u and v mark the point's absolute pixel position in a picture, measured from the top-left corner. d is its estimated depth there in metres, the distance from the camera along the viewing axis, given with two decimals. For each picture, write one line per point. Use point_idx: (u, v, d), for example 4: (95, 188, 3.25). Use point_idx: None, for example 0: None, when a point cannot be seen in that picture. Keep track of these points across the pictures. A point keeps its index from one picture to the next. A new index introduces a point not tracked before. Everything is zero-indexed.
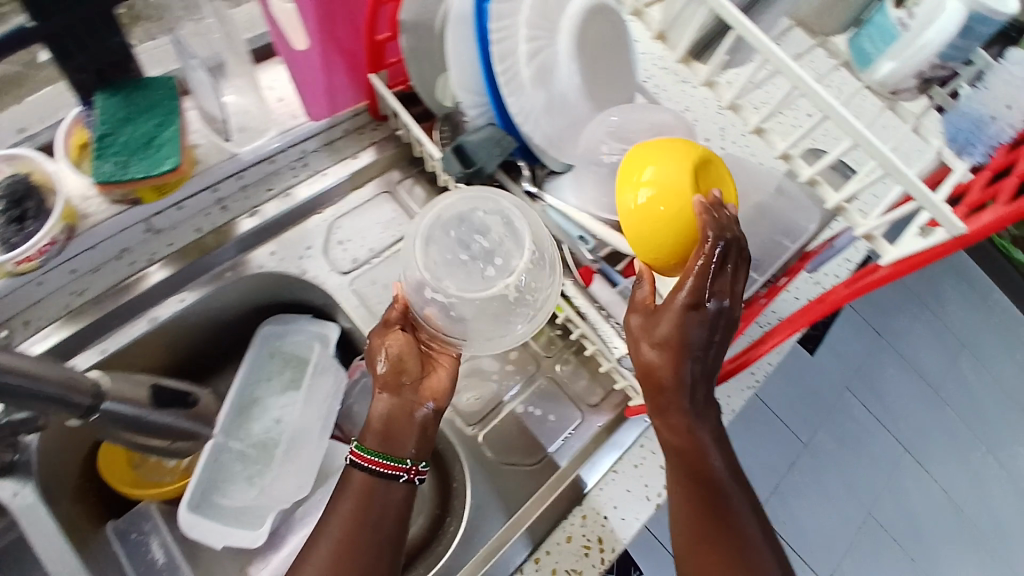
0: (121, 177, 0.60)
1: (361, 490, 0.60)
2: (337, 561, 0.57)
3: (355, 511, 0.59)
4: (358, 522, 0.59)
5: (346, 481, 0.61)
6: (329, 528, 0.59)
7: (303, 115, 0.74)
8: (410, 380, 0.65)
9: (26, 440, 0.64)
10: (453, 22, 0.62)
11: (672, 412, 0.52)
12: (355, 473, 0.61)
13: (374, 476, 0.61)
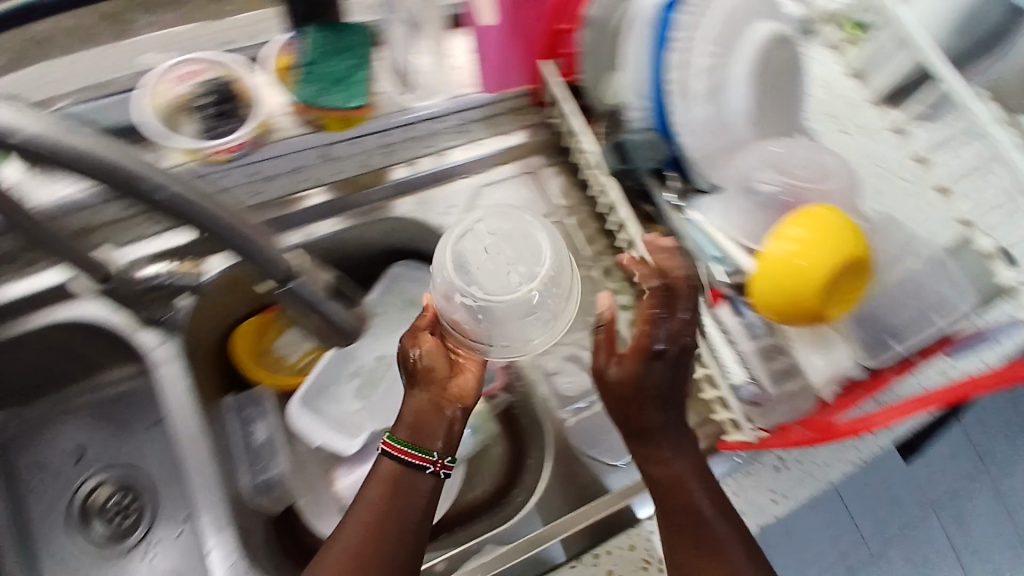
0: (316, 101, 0.65)
1: (390, 480, 0.55)
2: (362, 548, 0.53)
3: (381, 502, 0.54)
4: (388, 511, 0.54)
5: (374, 474, 0.56)
6: (351, 526, 0.54)
7: (475, 87, 0.78)
8: (441, 375, 0.59)
9: (181, 302, 0.70)
10: (638, 27, 0.65)
11: (674, 473, 0.57)
12: (386, 463, 0.55)
13: (401, 465, 0.55)
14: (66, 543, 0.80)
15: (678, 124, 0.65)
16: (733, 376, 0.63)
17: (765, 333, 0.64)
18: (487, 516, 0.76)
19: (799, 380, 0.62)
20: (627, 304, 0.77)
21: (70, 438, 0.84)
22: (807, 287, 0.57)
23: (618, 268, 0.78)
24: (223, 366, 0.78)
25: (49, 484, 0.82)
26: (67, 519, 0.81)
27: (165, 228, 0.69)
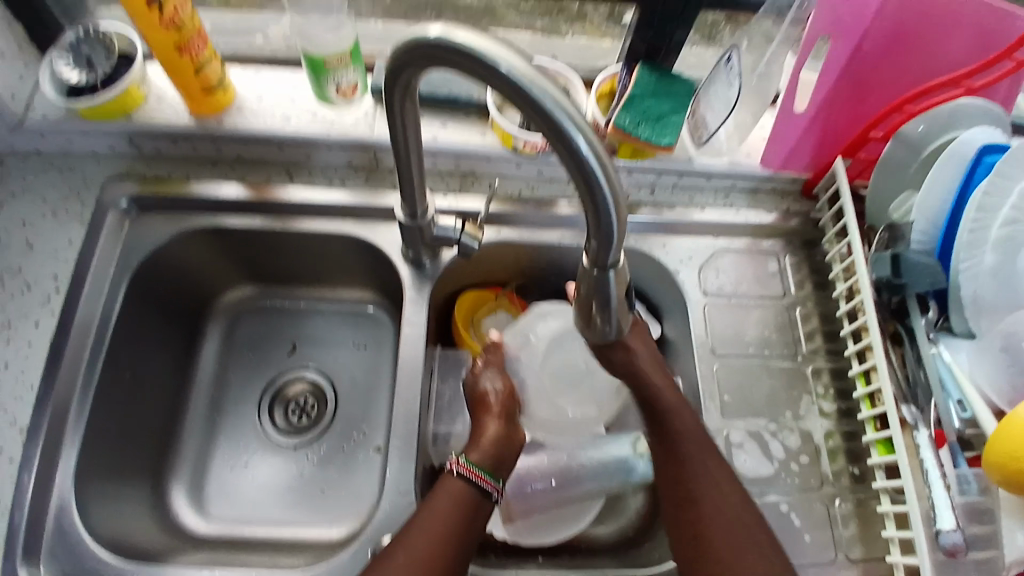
0: (632, 130, 0.74)
1: (457, 498, 0.62)
2: (429, 550, 0.58)
3: (448, 511, 0.61)
4: (450, 529, 0.60)
5: (442, 487, 0.63)
6: (416, 531, 0.59)
7: (757, 160, 0.83)
8: (513, 413, 0.72)
9: (443, 255, 0.82)
10: (947, 158, 0.66)
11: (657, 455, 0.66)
12: (457, 481, 0.63)
13: (466, 483, 0.63)
14: (255, 418, 0.88)
15: (960, 260, 0.64)
16: (940, 521, 0.60)
17: (978, 492, 0.61)
18: (614, 556, 0.78)
19: (992, 551, 0.60)
20: (828, 411, 0.76)
21: (291, 329, 0.93)
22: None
23: (828, 374, 0.78)
24: (440, 319, 0.87)
25: (269, 356, 0.92)
26: (263, 398, 0.90)
27: (456, 192, 0.82)
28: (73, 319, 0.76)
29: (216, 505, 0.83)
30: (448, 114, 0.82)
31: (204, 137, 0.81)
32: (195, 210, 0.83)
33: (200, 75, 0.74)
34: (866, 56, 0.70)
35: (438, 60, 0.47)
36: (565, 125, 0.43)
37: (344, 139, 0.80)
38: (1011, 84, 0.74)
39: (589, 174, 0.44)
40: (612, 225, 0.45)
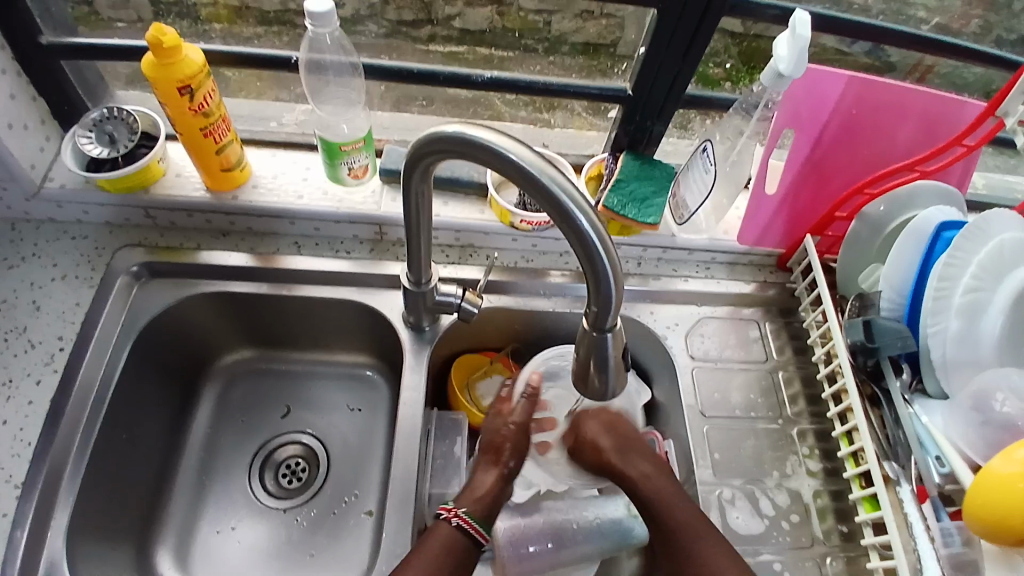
0: (620, 210, 0.80)
1: (447, 543, 0.65)
2: None
3: (442, 553, 0.64)
4: (441, 562, 0.63)
5: (433, 532, 0.66)
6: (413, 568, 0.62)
7: (733, 237, 0.89)
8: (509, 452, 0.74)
9: (442, 321, 0.85)
10: (909, 233, 0.73)
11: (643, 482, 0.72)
12: (453, 531, 0.66)
13: (459, 531, 0.66)
14: (246, 482, 0.88)
15: (928, 326, 0.69)
16: (927, 573, 0.62)
17: (961, 545, 0.63)
18: None
19: None
20: (814, 471, 0.78)
21: (287, 393, 0.95)
22: (1014, 516, 0.55)
23: (812, 434, 0.81)
24: (437, 382, 0.89)
25: (263, 422, 0.93)
26: (254, 462, 0.89)
27: (455, 263, 0.87)
28: (76, 378, 0.77)
29: (201, 573, 0.80)
30: (449, 193, 0.88)
31: (218, 209, 0.86)
32: (202, 276, 0.86)
33: (219, 154, 0.80)
34: (827, 145, 0.79)
35: (451, 151, 0.53)
36: (569, 206, 0.48)
37: (352, 213, 0.85)
38: (962, 169, 0.83)
39: (590, 247, 0.49)
40: (611, 292, 0.50)
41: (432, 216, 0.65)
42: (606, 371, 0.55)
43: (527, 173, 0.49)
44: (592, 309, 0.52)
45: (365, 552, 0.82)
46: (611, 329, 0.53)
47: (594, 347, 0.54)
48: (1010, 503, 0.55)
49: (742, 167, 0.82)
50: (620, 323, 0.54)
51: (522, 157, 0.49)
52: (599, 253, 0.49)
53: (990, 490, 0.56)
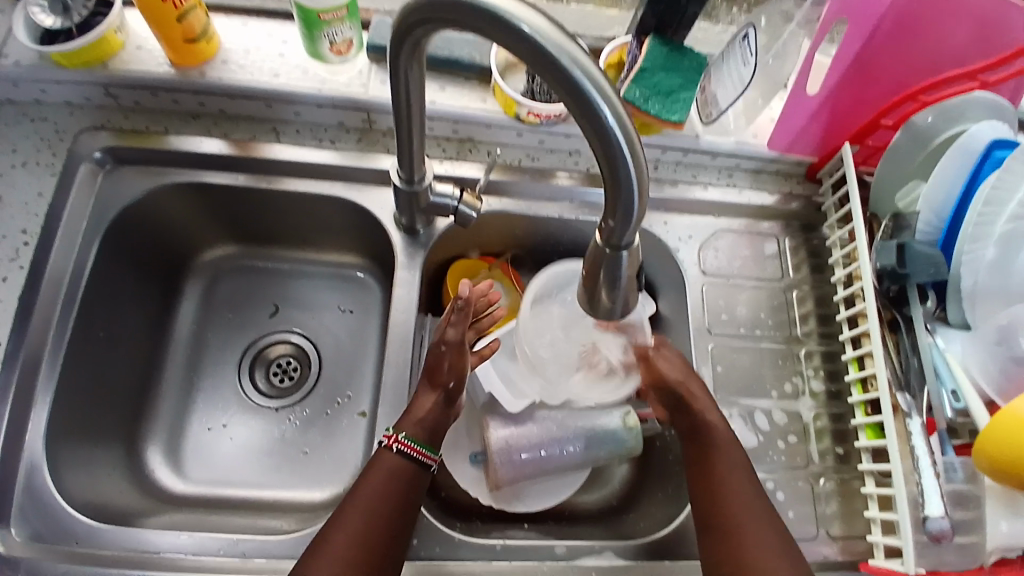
0: (642, 104, 0.71)
1: (394, 469, 0.63)
2: (371, 518, 0.60)
3: (386, 487, 0.62)
4: (388, 491, 0.62)
5: (377, 463, 0.64)
6: (351, 508, 0.60)
7: (763, 141, 0.81)
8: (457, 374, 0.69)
9: (438, 224, 0.79)
10: (957, 150, 0.66)
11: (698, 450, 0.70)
12: (395, 458, 0.64)
13: (402, 457, 0.64)
14: (236, 381, 0.86)
15: (962, 251, 0.64)
16: (928, 507, 0.61)
17: (963, 480, 0.63)
18: (600, 523, 0.79)
19: (973, 535, 0.62)
20: (816, 392, 0.77)
21: (275, 291, 0.90)
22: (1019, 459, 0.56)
23: (819, 355, 0.78)
24: (433, 287, 0.85)
25: (251, 320, 0.89)
26: (244, 360, 0.87)
27: (453, 158, 0.79)
28: (44, 273, 0.72)
29: (193, 467, 0.80)
30: (447, 76, 0.78)
31: (185, 88, 0.76)
32: (173, 165, 0.78)
33: (182, 22, 0.69)
34: (881, 39, 0.68)
35: (450, 20, 0.44)
36: (591, 95, 0.40)
37: (335, 95, 0.76)
38: (1017, 82, 0.73)
39: (613, 148, 0.41)
40: (633, 202, 0.43)
41: (424, 105, 0.57)
42: (618, 293, 0.49)
43: (540, 53, 0.41)
44: (609, 223, 0.45)
45: (359, 451, 0.82)
46: (628, 247, 0.46)
47: (607, 265, 0.47)
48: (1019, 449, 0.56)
49: (784, 60, 0.74)
50: (637, 241, 0.47)
51: (533, 34, 0.41)
52: (620, 157, 0.42)
53: (994, 434, 0.58)
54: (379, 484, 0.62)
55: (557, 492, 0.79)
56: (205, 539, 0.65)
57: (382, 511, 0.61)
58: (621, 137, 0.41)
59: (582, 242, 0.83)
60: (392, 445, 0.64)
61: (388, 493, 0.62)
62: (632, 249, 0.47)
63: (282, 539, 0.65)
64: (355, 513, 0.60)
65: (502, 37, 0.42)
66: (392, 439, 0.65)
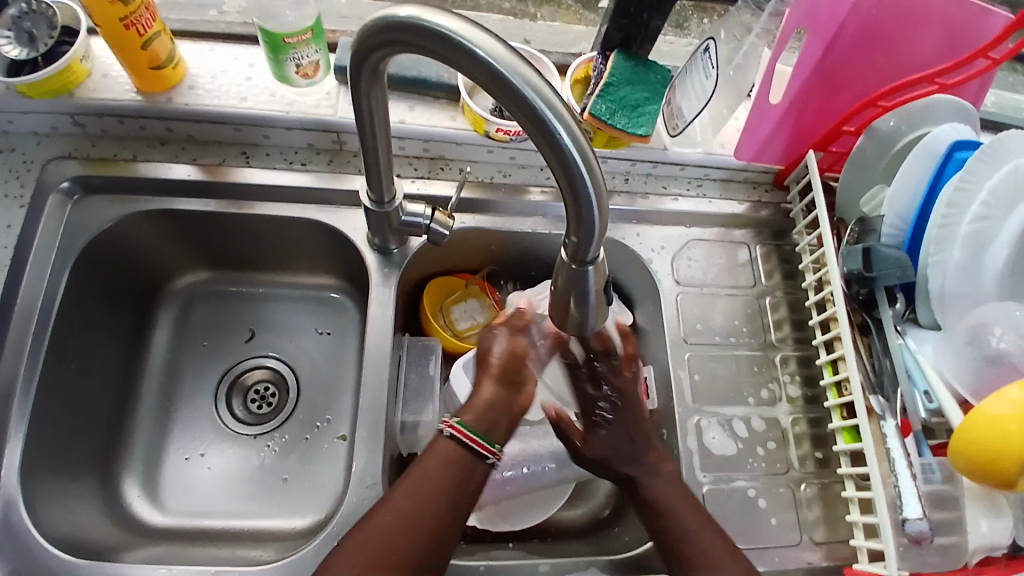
0: (608, 118, 0.72)
1: (448, 455, 0.61)
2: (420, 506, 0.58)
3: (440, 475, 0.60)
4: (442, 482, 0.60)
5: (433, 449, 0.62)
6: (402, 493, 0.59)
7: (730, 151, 0.82)
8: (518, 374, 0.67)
9: (412, 243, 0.79)
10: (918, 154, 0.67)
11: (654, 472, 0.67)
12: (448, 443, 0.62)
13: (455, 443, 0.62)
14: (213, 408, 0.84)
15: (929, 254, 0.65)
16: (906, 510, 0.61)
17: (941, 480, 0.63)
18: (585, 539, 0.78)
19: (954, 536, 0.62)
20: (794, 398, 0.77)
21: (250, 315, 0.90)
22: (994, 457, 0.57)
23: (795, 361, 0.79)
24: (409, 306, 0.85)
25: (226, 346, 0.88)
26: (221, 386, 0.86)
27: (425, 177, 0.79)
28: (14, 305, 0.71)
29: (171, 498, 0.79)
30: (416, 96, 0.78)
31: (154, 114, 0.76)
32: (143, 192, 0.78)
33: (148, 49, 0.69)
34: (840, 50, 0.70)
35: (407, 42, 0.44)
36: (546, 115, 0.41)
37: (304, 117, 0.76)
38: (978, 85, 0.75)
39: (571, 167, 0.42)
40: (594, 219, 0.43)
41: (390, 123, 0.57)
42: (587, 309, 0.49)
43: (496, 73, 0.41)
44: (574, 238, 0.45)
45: (339, 475, 0.80)
46: (594, 261, 0.47)
47: (575, 281, 0.47)
48: (994, 448, 0.57)
49: (747, 72, 0.75)
50: (604, 254, 0.47)
51: (487, 54, 0.41)
52: (581, 174, 0.42)
53: (969, 434, 0.58)
54: (437, 471, 0.60)
55: (539, 511, 0.79)
56: (183, 572, 0.63)
57: (435, 502, 0.59)
58: (580, 154, 0.41)
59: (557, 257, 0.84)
60: (445, 429, 0.62)
61: (442, 483, 0.60)
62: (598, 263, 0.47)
63: (260, 569, 0.64)
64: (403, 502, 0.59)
65: (457, 59, 0.42)
66: (447, 423, 0.62)
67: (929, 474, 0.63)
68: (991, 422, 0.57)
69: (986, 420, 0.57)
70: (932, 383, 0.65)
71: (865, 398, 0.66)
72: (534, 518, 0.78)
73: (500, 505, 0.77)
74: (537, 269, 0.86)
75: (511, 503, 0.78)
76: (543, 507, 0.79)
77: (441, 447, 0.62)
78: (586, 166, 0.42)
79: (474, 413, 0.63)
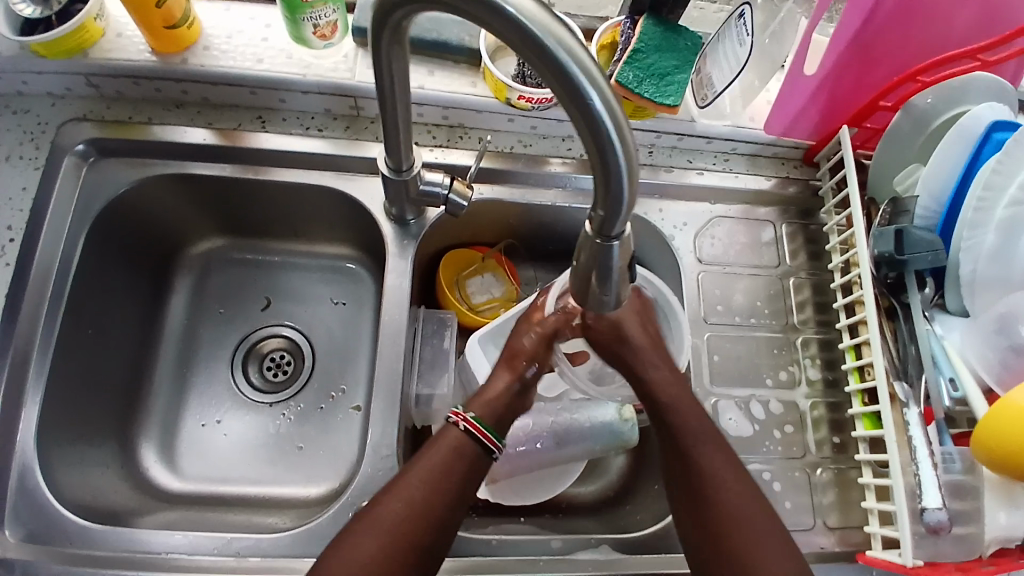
0: (634, 87, 0.69)
1: (455, 446, 0.60)
2: (424, 497, 0.57)
3: (445, 464, 0.59)
4: (448, 472, 0.59)
5: (442, 436, 0.61)
6: (409, 479, 0.58)
7: (760, 125, 0.79)
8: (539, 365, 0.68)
9: (428, 213, 0.77)
10: (957, 132, 0.64)
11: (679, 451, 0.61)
12: (459, 434, 0.61)
13: (469, 439, 0.61)
14: (229, 375, 0.85)
15: (962, 237, 0.63)
16: (926, 499, 0.60)
17: (962, 471, 0.62)
18: (596, 516, 0.78)
19: (972, 526, 0.61)
20: (813, 381, 0.76)
21: (265, 283, 0.89)
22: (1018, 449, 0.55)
23: (816, 344, 0.77)
24: (425, 277, 0.84)
25: (240, 313, 0.88)
26: (236, 354, 0.86)
27: (443, 146, 0.77)
28: (30, 268, 0.71)
29: (187, 463, 0.79)
30: (436, 61, 0.76)
31: (168, 76, 0.74)
32: (159, 156, 0.77)
33: (162, 8, 0.67)
34: (881, 20, 0.66)
35: (432, 1, 0.42)
36: (577, 78, 0.39)
37: (321, 81, 0.74)
38: (1022, 61, 0.72)
39: (601, 134, 0.40)
40: (623, 191, 0.42)
41: (410, 88, 0.55)
42: (611, 285, 0.48)
43: (524, 35, 0.39)
44: (600, 211, 0.43)
45: (352, 445, 0.81)
46: (620, 236, 0.45)
47: (599, 256, 0.46)
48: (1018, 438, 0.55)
49: (781, 42, 0.72)
50: (630, 229, 0.46)
51: (517, 15, 0.39)
52: (611, 145, 0.40)
53: (990, 423, 0.57)
54: (440, 461, 0.59)
55: (550, 487, 0.77)
56: (199, 537, 0.64)
57: (441, 490, 0.58)
58: (612, 124, 0.40)
59: (576, 231, 0.82)
60: (457, 421, 0.61)
61: (448, 475, 0.59)
62: (624, 239, 0.45)
63: (274, 535, 0.64)
64: (411, 490, 0.57)
65: (485, 20, 0.40)
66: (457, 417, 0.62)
67: (947, 463, 0.62)
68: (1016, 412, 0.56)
69: (1011, 411, 0.56)
70: (955, 373, 0.64)
71: (887, 383, 0.64)
72: (546, 493, 0.77)
73: (512, 479, 0.77)
74: (555, 243, 0.84)
75: (524, 478, 0.77)
76: (554, 483, 0.78)
77: (447, 436, 0.61)
78: (618, 137, 0.40)
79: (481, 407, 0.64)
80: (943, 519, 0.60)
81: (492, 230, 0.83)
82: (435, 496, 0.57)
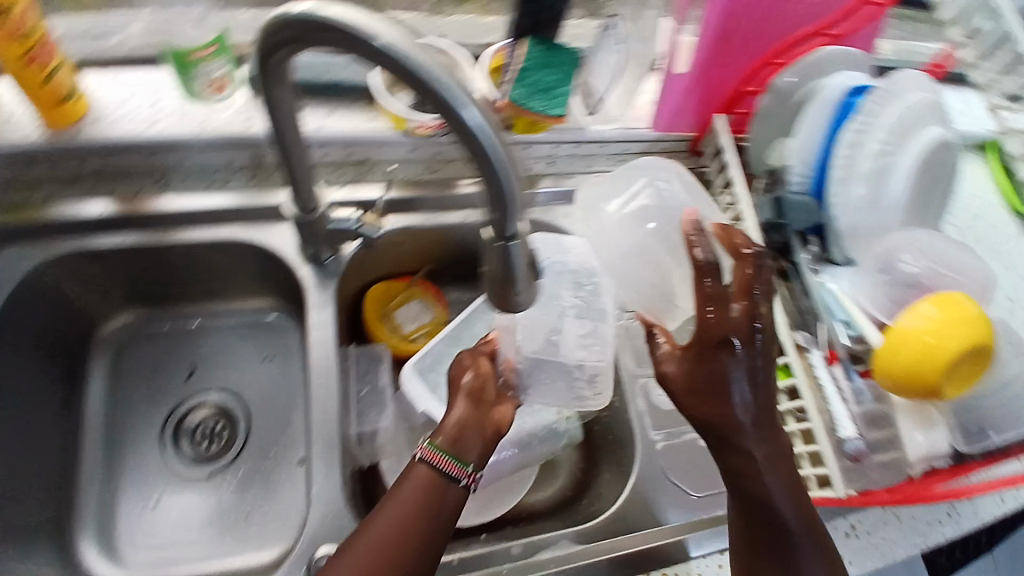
0: (523, 103, 0.73)
1: (425, 483, 0.59)
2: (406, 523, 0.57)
3: (420, 492, 0.58)
4: (424, 497, 0.58)
5: (409, 474, 0.60)
6: (389, 508, 0.58)
7: (646, 124, 0.86)
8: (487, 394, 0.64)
9: (343, 251, 0.78)
10: (818, 101, 0.72)
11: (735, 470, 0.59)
12: (422, 468, 0.59)
13: (434, 468, 0.59)
14: (159, 452, 0.81)
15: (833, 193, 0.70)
16: (842, 430, 0.65)
17: (873, 400, 0.68)
18: (557, 518, 0.79)
19: (893, 452, 0.67)
20: None
21: (187, 353, 0.86)
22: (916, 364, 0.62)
23: None
24: (352, 315, 0.84)
25: (161, 390, 0.84)
26: (165, 431, 0.82)
27: (351, 183, 0.79)
28: None
29: (126, 550, 0.75)
30: (332, 102, 0.79)
31: (58, 151, 0.73)
32: (60, 232, 0.74)
33: (50, 83, 0.68)
34: (737, 16, 0.72)
35: (304, 39, 0.45)
36: (445, 93, 0.42)
37: (218, 135, 0.74)
38: (869, 33, 0.82)
39: (477, 142, 0.43)
40: (508, 191, 0.44)
41: (303, 127, 0.57)
42: (521, 288, 0.48)
43: (393, 59, 0.42)
44: (493, 213, 0.45)
45: (301, 500, 0.79)
46: (517, 240, 0.46)
47: (502, 260, 0.47)
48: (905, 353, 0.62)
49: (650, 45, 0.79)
50: (528, 230, 0.47)
51: (382, 42, 0.42)
52: (489, 148, 0.43)
53: (881, 352, 0.64)
54: (415, 491, 0.58)
55: (505, 497, 0.78)
56: None
57: (422, 513, 0.58)
58: (485, 130, 0.42)
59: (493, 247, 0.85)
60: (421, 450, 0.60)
61: (424, 497, 0.58)
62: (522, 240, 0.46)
63: None
64: (390, 519, 0.57)
65: (352, 51, 0.43)
66: (422, 447, 0.60)
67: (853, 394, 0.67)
68: (893, 336, 0.63)
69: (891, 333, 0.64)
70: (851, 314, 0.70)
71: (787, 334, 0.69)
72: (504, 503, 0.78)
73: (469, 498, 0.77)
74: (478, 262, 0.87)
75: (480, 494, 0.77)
76: (509, 492, 0.79)
77: (415, 471, 0.60)
78: (494, 140, 0.42)
79: (450, 439, 0.60)
80: (862, 448, 0.65)
81: (411, 258, 0.84)
82: (416, 519, 0.57)
